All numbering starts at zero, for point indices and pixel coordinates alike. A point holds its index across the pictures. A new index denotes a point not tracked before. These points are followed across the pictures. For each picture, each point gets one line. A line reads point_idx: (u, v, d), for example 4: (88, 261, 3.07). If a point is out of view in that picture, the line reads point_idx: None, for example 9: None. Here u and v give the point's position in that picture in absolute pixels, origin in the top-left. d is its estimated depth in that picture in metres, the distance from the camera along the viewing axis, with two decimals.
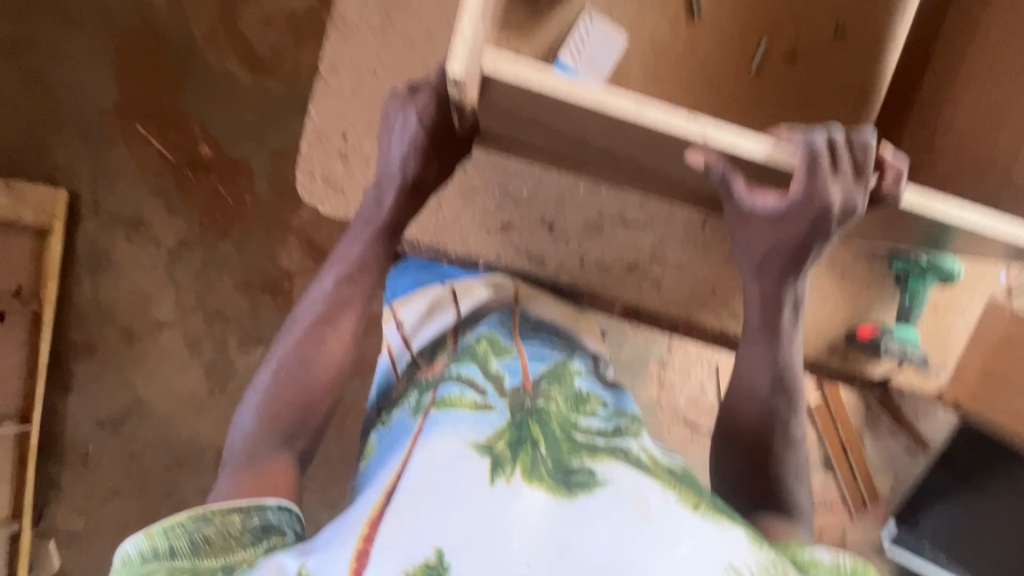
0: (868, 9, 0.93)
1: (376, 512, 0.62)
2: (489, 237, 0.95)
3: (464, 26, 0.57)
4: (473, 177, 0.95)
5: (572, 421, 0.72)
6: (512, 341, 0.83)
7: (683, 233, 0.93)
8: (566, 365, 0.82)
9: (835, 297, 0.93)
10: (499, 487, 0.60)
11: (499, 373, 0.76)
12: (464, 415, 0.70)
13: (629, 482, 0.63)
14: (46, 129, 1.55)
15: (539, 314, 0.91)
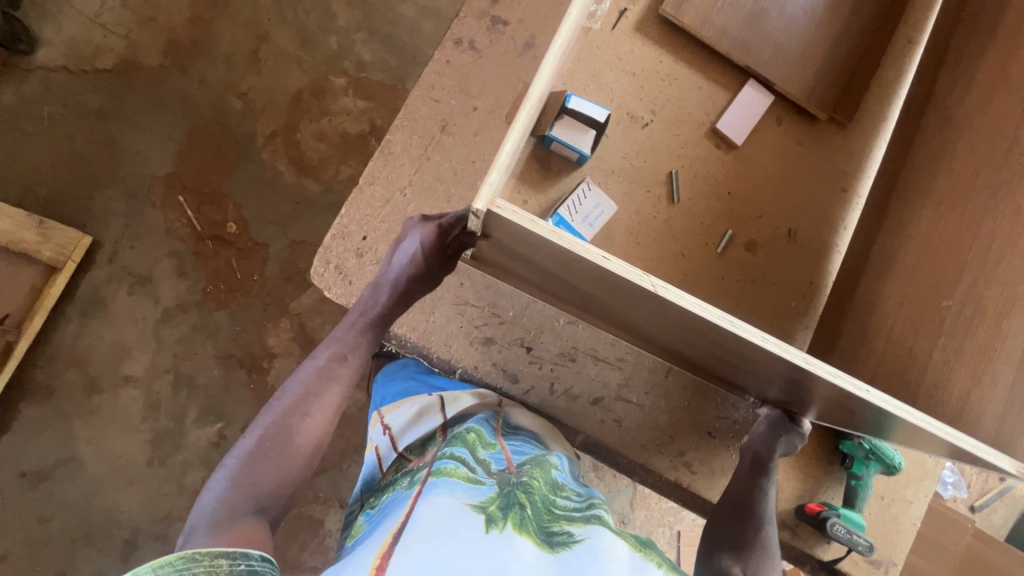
0: (823, 218, 1.11)
1: (384, 550, 0.63)
2: (471, 348, 1.02)
3: (493, 175, 0.65)
4: (467, 292, 1.02)
5: (552, 498, 0.74)
6: (496, 438, 0.86)
7: (647, 376, 0.99)
8: (545, 458, 0.85)
9: (786, 468, 0.97)
10: (493, 535, 0.62)
11: (486, 459, 0.77)
12: (461, 484, 0.69)
13: (607, 543, 0.66)
14: (96, 183, 1.70)
15: (518, 420, 0.95)
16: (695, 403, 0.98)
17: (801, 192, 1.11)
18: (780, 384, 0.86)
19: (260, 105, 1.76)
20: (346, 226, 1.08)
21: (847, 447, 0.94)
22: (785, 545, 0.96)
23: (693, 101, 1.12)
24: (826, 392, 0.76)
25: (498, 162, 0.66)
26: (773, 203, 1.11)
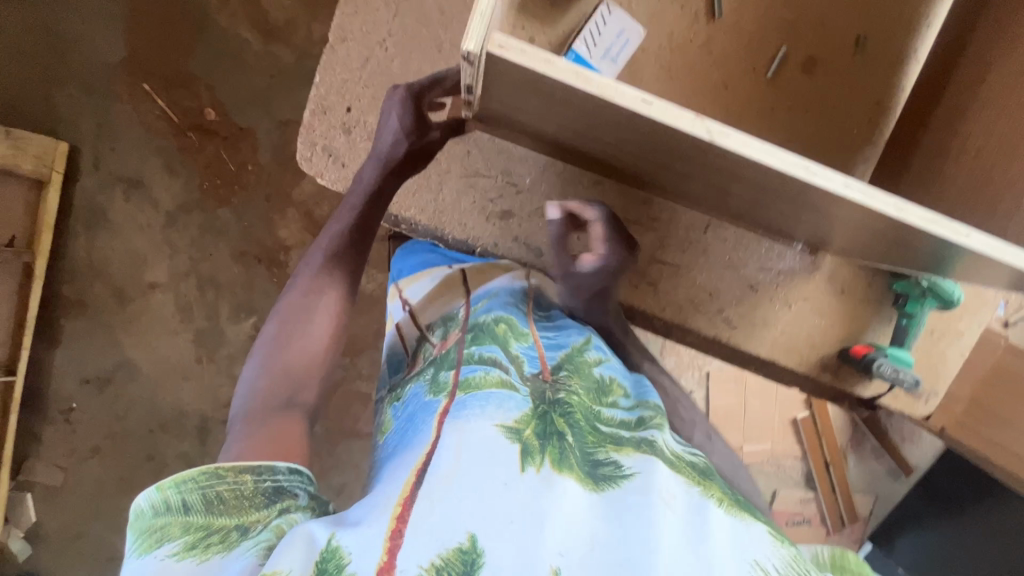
0: (893, 21, 0.97)
1: (406, 494, 0.58)
2: (488, 224, 0.98)
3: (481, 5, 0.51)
4: (477, 162, 0.97)
5: (596, 413, 0.72)
6: (528, 326, 0.83)
7: (684, 234, 0.90)
8: (583, 355, 0.81)
9: (830, 314, 0.91)
10: (529, 474, 0.59)
11: (519, 356, 0.75)
12: (493, 394, 0.66)
13: (656, 474, 0.64)
14: (52, 80, 1.53)
15: (543, 295, 0.93)
16: (735, 257, 0.90)
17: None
18: (836, 224, 0.75)
19: None
20: (325, 98, 0.95)
21: (902, 286, 0.87)
22: (825, 387, 0.95)
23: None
24: (884, 227, 0.67)
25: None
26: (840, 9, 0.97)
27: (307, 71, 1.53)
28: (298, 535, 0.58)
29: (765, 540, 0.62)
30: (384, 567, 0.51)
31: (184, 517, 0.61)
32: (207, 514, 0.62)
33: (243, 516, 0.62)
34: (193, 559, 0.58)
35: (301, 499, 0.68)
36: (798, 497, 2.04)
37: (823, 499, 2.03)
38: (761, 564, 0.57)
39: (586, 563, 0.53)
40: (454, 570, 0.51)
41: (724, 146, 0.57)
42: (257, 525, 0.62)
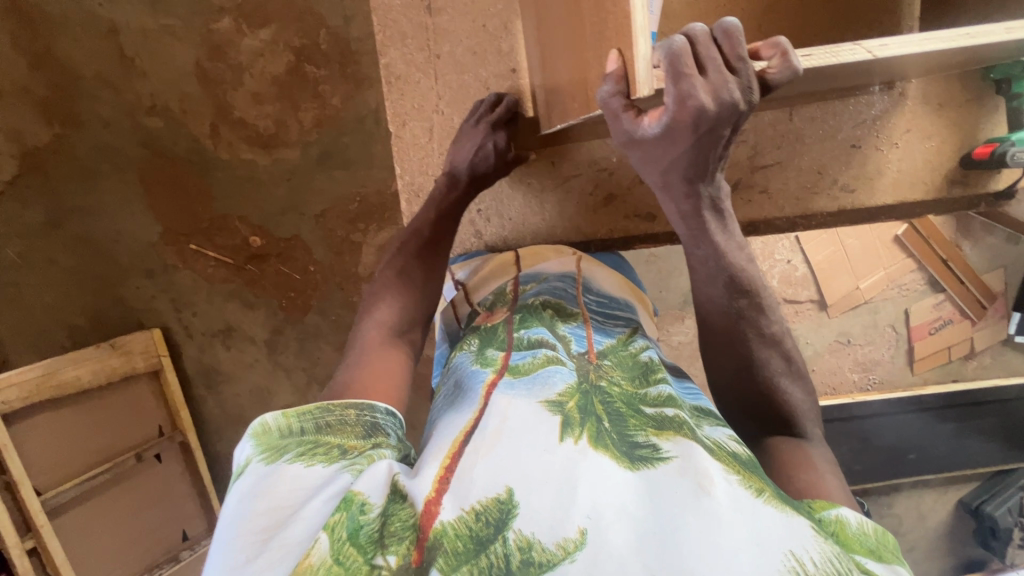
0: None
1: (455, 449, 0.48)
2: (596, 216, 0.86)
3: (641, 39, 0.46)
4: (564, 168, 0.85)
5: (640, 396, 0.56)
6: (577, 306, 0.71)
7: (772, 132, 0.89)
8: (629, 344, 0.67)
9: (938, 132, 0.90)
10: (566, 445, 0.47)
11: (565, 336, 0.64)
12: (541, 374, 0.56)
13: (703, 460, 0.47)
14: (115, 282, 1.62)
15: (592, 280, 0.78)
16: (829, 126, 0.88)
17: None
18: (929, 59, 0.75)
19: (178, 108, 1.51)
20: None
21: (999, 72, 0.85)
22: (960, 199, 0.94)
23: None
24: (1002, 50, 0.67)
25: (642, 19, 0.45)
26: None
27: (316, 160, 1.55)
28: (385, 466, 0.47)
29: (813, 539, 0.42)
30: (429, 506, 0.43)
31: (296, 438, 0.49)
32: (315, 436, 0.50)
33: (346, 442, 0.50)
34: (300, 468, 0.46)
35: (396, 441, 0.53)
36: (931, 304, 2.03)
37: (955, 295, 2.02)
38: (798, 555, 0.39)
39: (613, 531, 0.40)
40: (489, 520, 0.42)
41: (889, 56, 0.53)
42: (361, 455, 0.49)
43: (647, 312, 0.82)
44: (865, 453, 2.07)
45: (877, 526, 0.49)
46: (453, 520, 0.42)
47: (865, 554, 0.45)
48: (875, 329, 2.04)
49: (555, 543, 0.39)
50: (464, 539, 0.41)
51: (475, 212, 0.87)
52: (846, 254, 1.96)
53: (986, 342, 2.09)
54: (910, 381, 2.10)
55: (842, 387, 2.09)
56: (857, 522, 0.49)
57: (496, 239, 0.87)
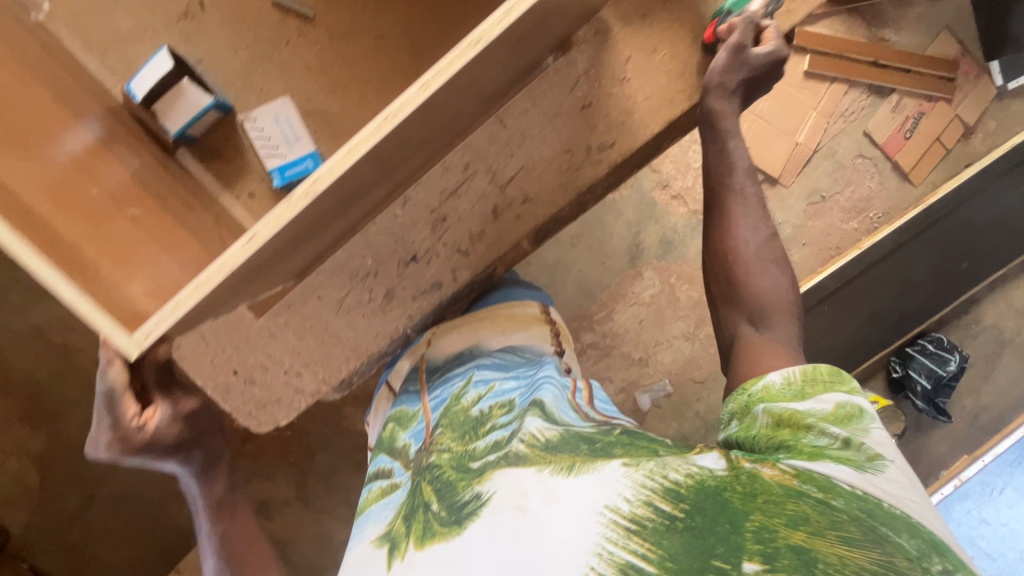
0: None
1: None
2: (388, 315, 0.86)
3: (157, 313, 0.68)
4: (332, 294, 0.85)
5: (468, 452, 0.73)
6: (416, 404, 0.93)
7: (496, 145, 0.83)
8: (458, 403, 0.85)
9: (659, 41, 0.83)
10: (398, 564, 0.65)
11: (404, 445, 0.85)
12: (380, 506, 0.78)
13: (515, 483, 0.64)
14: (157, 517, 1.79)
15: (433, 358, 1.00)
16: (546, 107, 0.83)
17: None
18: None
19: None
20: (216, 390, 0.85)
21: None
22: None
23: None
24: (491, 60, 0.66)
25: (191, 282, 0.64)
26: None
27: None
28: None
29: (625, 475, 0.61)
30: None
31: None
32: None
33: None
34: None
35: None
36: (888, 111, 1.83)
37: (908, 88, 1.81)
38: (612, 509, 0.58)
39: None
40: None
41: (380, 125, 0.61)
42: None
43: (506, 332, 1.03)
44: (907, 290, 1.85)
45: (799, 370, 0.70)
46: None
47: (780, 402, 0.68)
48: (844, 168, 1.86)
49: None
50: None
51: (284, 374, 0.86)
52: (765, 120, 1.79)
53: (976, 112, 1.87)
54: (918, 196, 1.91)
55: (845, 242, 1.89)
56: (779, 380, 0.70)
57: (316, 385, 0.87)
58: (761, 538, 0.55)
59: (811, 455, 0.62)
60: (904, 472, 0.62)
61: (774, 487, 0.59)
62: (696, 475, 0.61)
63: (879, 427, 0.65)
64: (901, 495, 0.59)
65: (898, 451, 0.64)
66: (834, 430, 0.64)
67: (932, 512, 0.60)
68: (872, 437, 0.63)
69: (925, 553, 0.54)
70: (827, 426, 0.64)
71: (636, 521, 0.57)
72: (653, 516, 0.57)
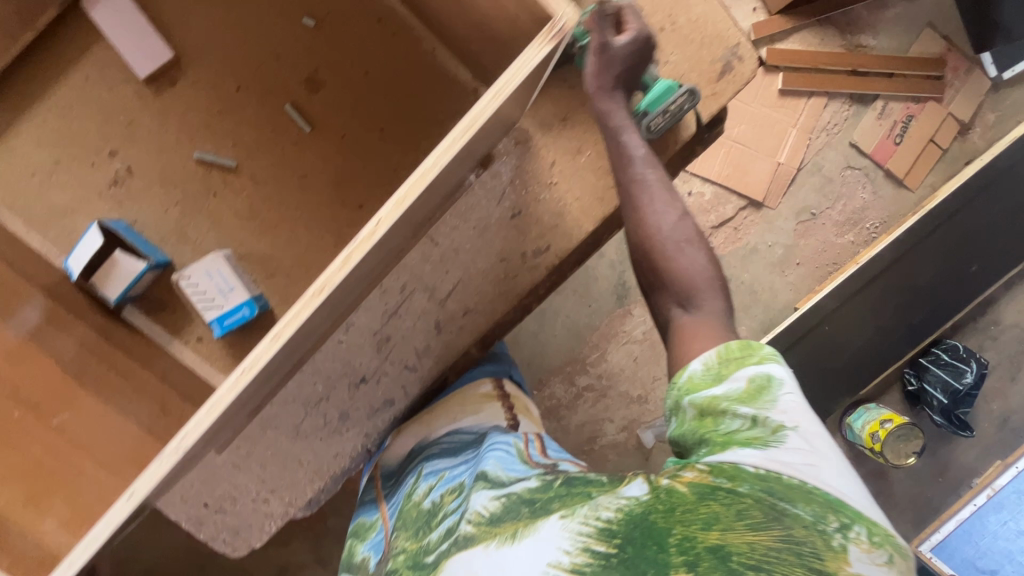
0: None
1: None
2: (345, 435, 0.88)
3: None
4: (289, 421, 0.87)
5: (421, 548, 0.73)
6: (375, 513, 0.92)
7: (430, 265, 0.83)
8: (410, 502, 0.84)
9: (582, 143, 0.82)
10: None
11: (364, 560, 0.86)
12: None
13: (462, 565, 0.62)
14: None
15: (387, 464, 0.95)
16: (476, 221, 0.83)
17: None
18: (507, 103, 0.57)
19: None
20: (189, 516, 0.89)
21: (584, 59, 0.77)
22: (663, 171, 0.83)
23: (70, 54, 0.76)
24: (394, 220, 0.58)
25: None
26: (268, 26, 0.78)
27: None
28: None
29: (563, 527, 0.60)
30: None
31: None
32: None
33: None
34: None
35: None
36: (873, 119, 1.74)
37: (892, 92, 1.73)
38: (556, 564, 0.56)
39: None
40: None
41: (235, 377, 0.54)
42: None
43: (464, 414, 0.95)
44: (916, 300, 1.69)
45: (714, 354, 0.67)
46: None
47: (702, 391, 0.65)
48: (833, 183, 1.76)
49: None
50: None
51: (250, 502, 0.89)
52: (742, 144, 1.73)
53: (970, 108, 1.75)
54: (917, 201, 1.78)
55: (842, 256, 1.77)
56: (699, 367, 0.67)
57: (283, 507, 0.90)
58: (683, 548, 0.55)
59: (728, 446, 0.61)
60: (809, 436, 0.61)
61: (699, 503, 0.57)
62: (625, 507, 0.59)
63: (790, 390, 0.63)
64: (807, 464, 0.59)
65: (809, 411, 0.63)
66: (749, 408, 0.63)
67: (841, 468, 0.60)
68: (777, 410, 0.62)
69: (822, 515, 0.56)
70: (743, 407, 0.63)
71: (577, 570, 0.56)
72: (592, 560, 0.57)
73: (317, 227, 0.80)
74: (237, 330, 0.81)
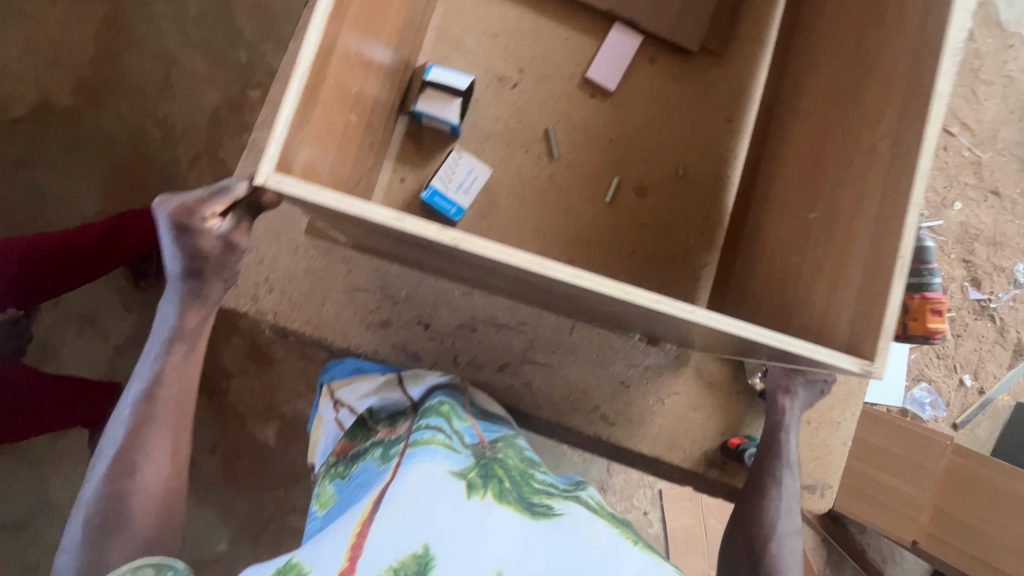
0: (711, 156, 0.98)
1: (366, 517, 0.58)
2: (367, 333, 0.91)
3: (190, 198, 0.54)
4: (357, 278, 0.91)
5: (529, 473, 0.73)
6: (467, 413, 0.81)
7: (551, 336, 0.94)
8: (513, 439, 0.81)
9: (704, 407, 0.95)
10: (473, 501, 0.60)
11: (460, 431, 0.74)
12: (440, 450, 0.66)
13: (587, 517, 0.64)
14: None
15: (485, 404, 0.88)
16: (603, 355, 0.94)
17: (705, 132, 0.98)
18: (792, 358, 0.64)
19: None
20: None
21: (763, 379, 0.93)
22: (715, 482, 0.95)
23: (575, 21, 0.98)
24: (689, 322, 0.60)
25: (299, 68, 0.50)
26: (659, 143, 0.98)
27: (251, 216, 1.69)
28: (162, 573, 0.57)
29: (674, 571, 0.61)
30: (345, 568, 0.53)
31: None
32: None
33: None
34: None
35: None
36: None
37: None
38: None
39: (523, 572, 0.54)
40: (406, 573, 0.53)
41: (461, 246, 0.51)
42: None
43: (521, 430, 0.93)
44: None
45: None
46: None
47: None
48: None
49: None
50: None
51: (262, 278, 0.89)
52: None
53: None
54: None
55: None
56: None
57: (269, 309, 0.90)
58: None
59: None
60: None
61: None
62: None
63: None
64: None
65: None
66: None
67: None
68: None
69: None
70: None
71: None
72: None
73: (537, 237, 0.94)
74: (429, 208, 0.91)
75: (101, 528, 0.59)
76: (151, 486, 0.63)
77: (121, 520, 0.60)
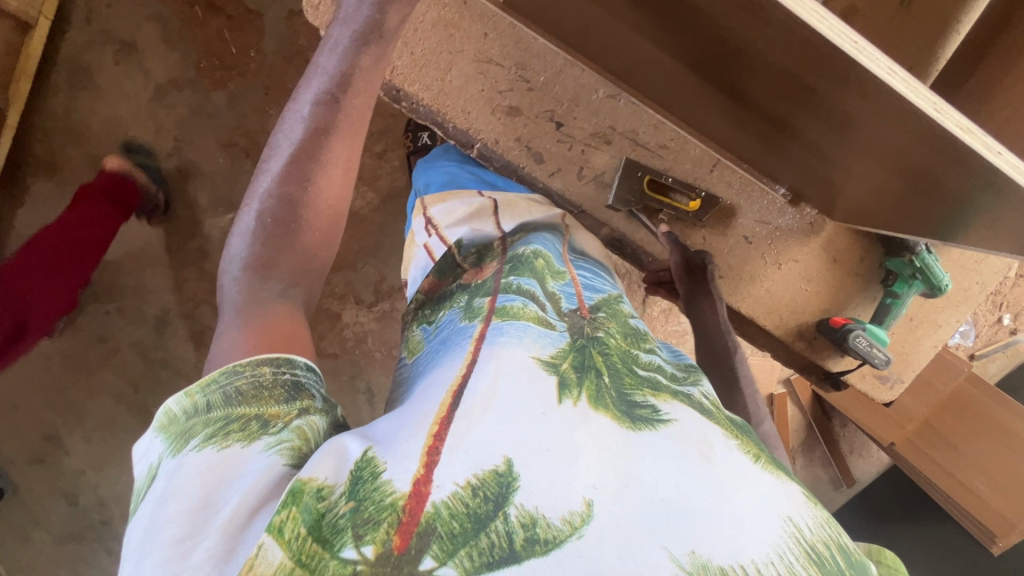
0: None
1: (444, 415, 0.46)
2: (493, 118, 0.80)
3: None
4: (493, 49, 0.78)
5: (633, 355, 0.57)
6: (564, 265, 0.66)
7: (689, 168, 0.84)
8: (618, 303, 0.66)
9: (816, 280, 0.89)
10: (565, 407, 0.47)
11: (555, 293, 0.59)
12: (531, 328, 0.53)
13: (698, 426, 0.51)
14: None
15: (578, 244, 0.75)
16: (736, 203, 0.87)
17: None
18: (1006, 235, 0.56)
19: None
20: None
21: (894, 264, 0.85)
22: (798, 354, 0.93)
23: None
24: (926, 165, 0.50)
25: None
26: None
27: None
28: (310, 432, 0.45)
29: (804, 505, 0.47)
30: (417, 487, 0.40)
31: None
32: None
33: None
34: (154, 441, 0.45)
35: (322, 401, 0.50)
36: None
37: None
38: (795, 522, 0.44)
39: (621, 505, 0.41)
40: (488, 495, 0.40)
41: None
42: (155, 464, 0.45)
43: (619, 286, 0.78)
44: None
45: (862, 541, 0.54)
46: (448, 498, 0.40)
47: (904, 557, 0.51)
48: None
49: (561, 516, 0.39)
50: (464, 517, 0.39)
51: None
52: None
53: None
54: None
55: None
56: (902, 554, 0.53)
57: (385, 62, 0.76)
58: None
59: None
60: None
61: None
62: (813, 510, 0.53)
63: None
64: None
65: None
66: None
67: None
68: None
69: None
70: None
71: (818, 554, 0.42)
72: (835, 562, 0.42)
73: None
74: None
75: (273, 229, 0.58)
76: (323, 200, 0.60)
77: (291, 227, 0.58)
